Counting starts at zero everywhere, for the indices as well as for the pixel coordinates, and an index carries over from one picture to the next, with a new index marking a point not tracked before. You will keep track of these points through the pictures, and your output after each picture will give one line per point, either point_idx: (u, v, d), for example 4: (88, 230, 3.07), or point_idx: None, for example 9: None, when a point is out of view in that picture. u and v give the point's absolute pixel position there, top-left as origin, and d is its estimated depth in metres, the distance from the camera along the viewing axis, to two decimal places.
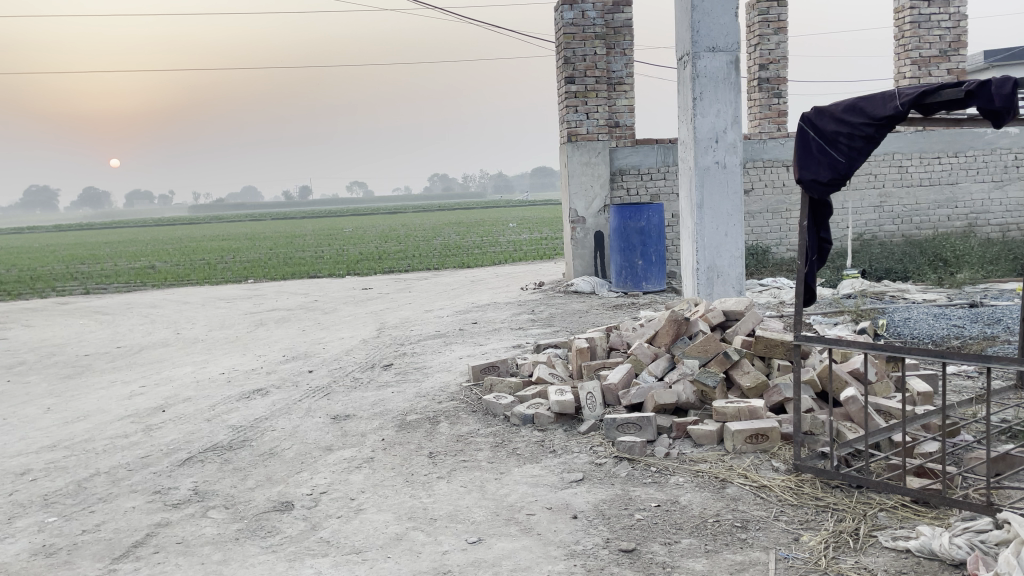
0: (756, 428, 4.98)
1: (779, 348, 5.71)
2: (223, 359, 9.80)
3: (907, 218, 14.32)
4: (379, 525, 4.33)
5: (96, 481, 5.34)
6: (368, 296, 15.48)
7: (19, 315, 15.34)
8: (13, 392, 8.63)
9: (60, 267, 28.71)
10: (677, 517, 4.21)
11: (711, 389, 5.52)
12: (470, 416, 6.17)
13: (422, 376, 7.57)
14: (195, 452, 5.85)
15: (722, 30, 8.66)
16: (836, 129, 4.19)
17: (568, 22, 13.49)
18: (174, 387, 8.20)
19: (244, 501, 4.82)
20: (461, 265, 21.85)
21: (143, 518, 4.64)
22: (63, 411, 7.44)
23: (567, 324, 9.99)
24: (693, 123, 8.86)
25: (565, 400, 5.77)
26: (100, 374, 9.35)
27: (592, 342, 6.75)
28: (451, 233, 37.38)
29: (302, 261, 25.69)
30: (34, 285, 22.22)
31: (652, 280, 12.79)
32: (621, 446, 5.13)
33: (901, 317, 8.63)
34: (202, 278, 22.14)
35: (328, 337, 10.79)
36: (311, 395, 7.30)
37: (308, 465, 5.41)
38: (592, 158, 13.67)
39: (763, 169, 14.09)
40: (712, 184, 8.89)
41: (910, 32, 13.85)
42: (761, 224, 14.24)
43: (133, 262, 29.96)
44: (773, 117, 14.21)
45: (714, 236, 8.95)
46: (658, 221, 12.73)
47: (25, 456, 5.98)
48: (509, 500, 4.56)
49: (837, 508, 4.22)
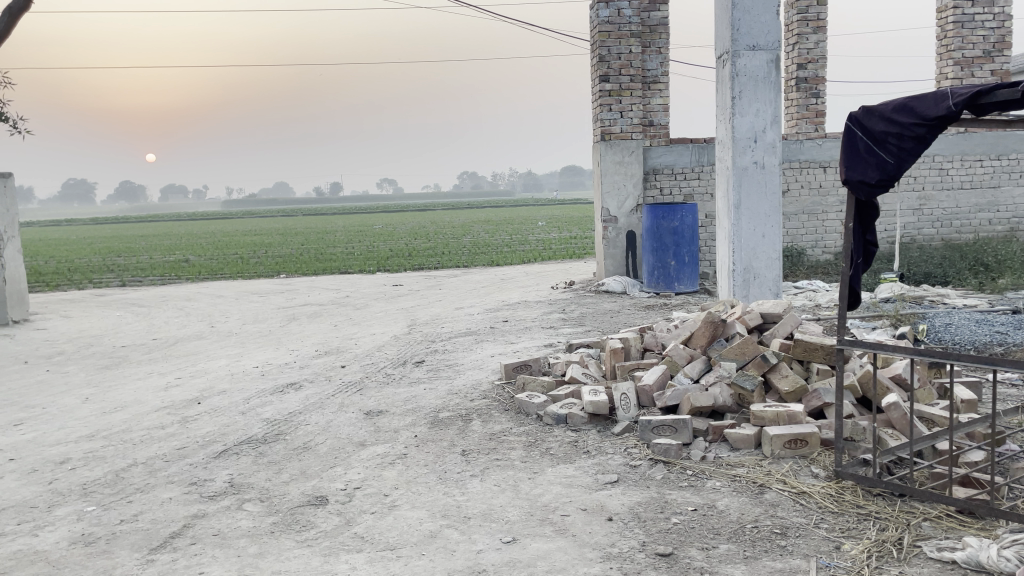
0: (796, 433, 4.89)
1: (818, 352, 5.62)
2: (256, 353, 9.88)
3: (947, 221, 14.04)
4: (413, 522, 4.32)
5: (134, 471, 5.40)
6: (399, 292, 15.53)
7: (58, 306, 15.62)
8: (52, 381, 8.78)
9: (97, 260, 29.21)
10: (714, 522, 4.15)
11: (749, 392, 5.44)
12: (503, 415, 6.14)
13: (455, 373, 7.56)
14: (230, 444, 5.89)
15: (763, 28, 8.55)
16: (884, 129, 4.10)
17: (603, 20, 13.41)
18: (209, 380, 8.29)
19: (280, 495, 4.84)
20: (491, 262, 21.86)
21: (179, 510, 4.67)
22: (101, 402, 7.55)
23: (599, 324, 9.93)
24: (731, 122, 8.75)
25: (599, 400, 5.72)
26: (136, 366, 9.47)
27: (626, 343, 6.69)
28: (480, 232, 37.41)
29: (333, 257, 25.85)
30: (72, 276, 22.62)
31: (684, 281, 12.68)
32: (657, 448, 5.07)
33: (943, 322, 8.44)
34: (235, 272, 22.37)
35: (359, 333, 10.83)
36: (343, 390, 7.33)
37: (342, 460, 5.43)
38: (625, 157, 13.56)
39: (799, 170, 13.90)
40: (750, 184, 8.78)
41: (953, 32, 13.56)
42: (796, 226, 14.05)
43: (168, 255, 30.37)
44: (810, 118, 14.02)
45: (751, 237, 8.83)
46: (692, 221, 12.61)
47: (64, 445, 6.07)
48: (543, 501, 4.53)
49: (879, 517, 4.13)
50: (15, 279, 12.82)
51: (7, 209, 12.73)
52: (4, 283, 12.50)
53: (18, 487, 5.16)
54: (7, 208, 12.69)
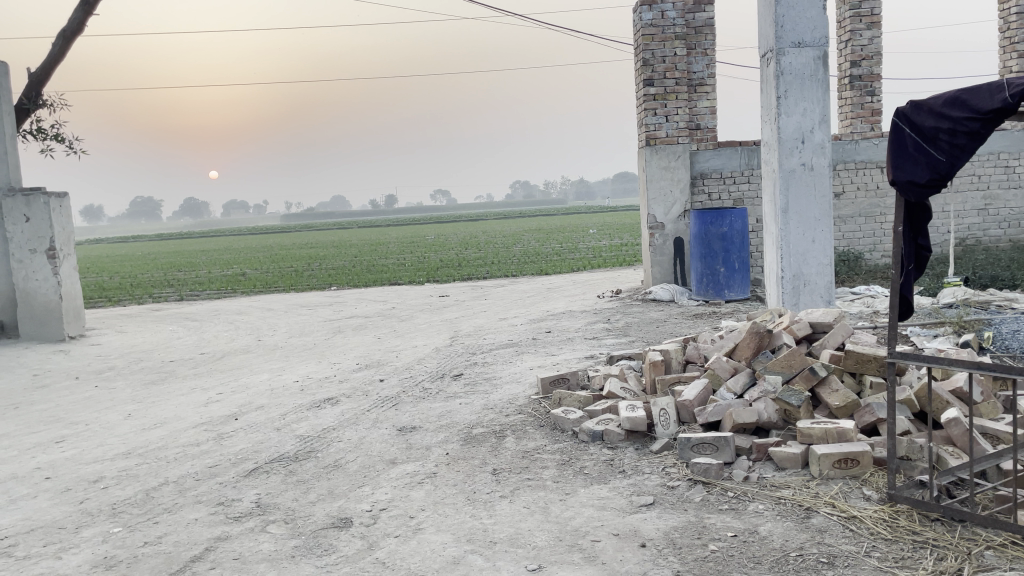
0: (846, 452, 4.56)
1: (871, 364, 5.28)
2: (298, 367, 9.85)
3: (1015, 221, 13.34)
4: (436, 547, 4.15)
5: (164, 490, 5.36)
6: (444, 303, 15.44)
7: (115, 321, 15.94)
8: (98, 397, 8.86)
9: (157, 275, 29.92)
10: (755, 549, 3.87)
11: (795, 408, 5.11)
12: (538, 431, 5.93)
13: (491, 387, 7.38)
14: (262, 463, 5.81)
15: (809, 24, 8.21)
16: (935, 124, 3.77)
17: (646, 23, 13.15)
18: (249, 395, 8.28)
19: (304, 516, 4.73)
20: (540, 271, 21.67)
21: (203, 532, 4.59)
22: (142, 418, 7.59)
23: (643, 334, 9.64)
24: (777, 123, 8.40)
25: (637, 416, 5.47)
26: (180, 381, 9.53)
27: (667, 355, 6.42)
28: (530, 241, 37.25)
29: (383, 269, 25.99)
30: (132, 291, 23.16)
31: (734, 288, 12.29)
32: (696, 468, 4.80)
33: (1011, 328, 7.91)
34: (288, 285, 22.60)
35: (401, 345, 10.74)
36: (379, 405, 7.22)
37: (370, 479, 5.29)
38: (671, 162, 13.26)
39: (855, 171, 13.38)
40: (798, 187, 8.40)
41: (1017, 23, 12.88)
42: (853, 229, 13.54)
43: (226, 269, 31.01)
44: (866, 116, 13.47)
45: (800, 242, 8.46)
46: (741, 226, 12.22)
47: (99, 463, 6.08)
48: (573, 525, 4.30)
49: (937, 545, 3.80)
50: (71, 296, 13.13)
51: (63, 228, 13.04)
52: (60, 300, 12.78)
53: (49, 507, 5.16)
54: (62, 227, 12.99)
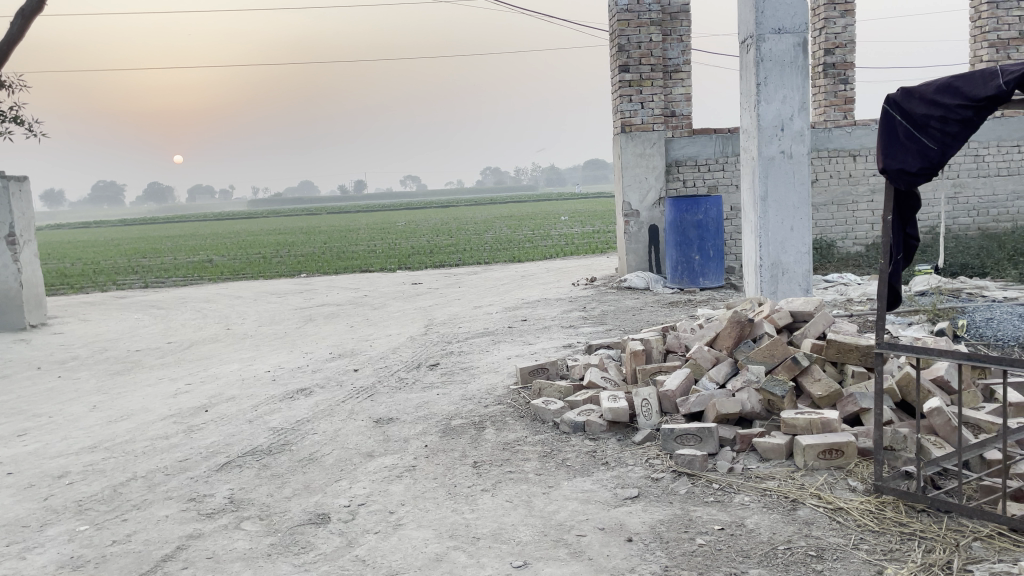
0: (831, 442, 4.53)
1: (853, 353, 5.26)
2: (269, 357, 9.63)
3: (983, 209, 13.49)
4: (418, 543, 4.04)
5: (132, 486, 5.18)
6: (417, 291, 15.26)
7: (77, 309, 15.50)
8: (61, 388, 8.60)
9: (122, 261, 29.24)
10: (743, 543, 3.82)
11: (779, 399, 5.06)
12: (518, 422, 5.84)
13: (469, 377, 7.26)
14: (234, 456, 5.65)
15: (789, 10, 8.15)
16: (927, 112, 3.71)
17: (622, 8, 13.03)
18: (219, 386, 8.07)
19: (280, 512, 4.59)
20: (513, 258, 21.52)
21: (174, 529, 4.43)
22: (108, 410, 7.36)
23: (620, 322, 9.58)
24: (756, 110, 8.36)
25: (619, 407, 5.40)
26: (147, 371, 9.28)
27: (647, 345, 6.35)
28: (502, 228, 37.06)
29: (354, 256, 25.63)
30: (96, 278, 22.59)
31: (709, 276, 12.30)
32: (681, 460, 4.74)
33: (984, 316, 7.98)
34: (257, 272, 22.20)
35: (375, 334, 10.57)
36: (354, 396, 7.07)
37: (348, 473, 5.16)
38: (647, 149, 13.19)
39: (827, 159, 13.44)
40: (777, 175, 8.38)
41: (988, 13, 12.98)
42: (825, 216, 13.60)
43: (192, 255, 30.45)
44: (839, 104, 13.53)
45: (778, 230, 8.44)
46: (716, 214, 12.21)
47: (64, 458, 5.87)
48: (557, 519, 4.22)
49: (925, 537, 3.77)
50: (32, 284, 12.73)
51: (23, 214, 12.63)
52: (20, 288, 12.39)
53: (12, 505, 4.96)
54: (22, 212, 12.57)
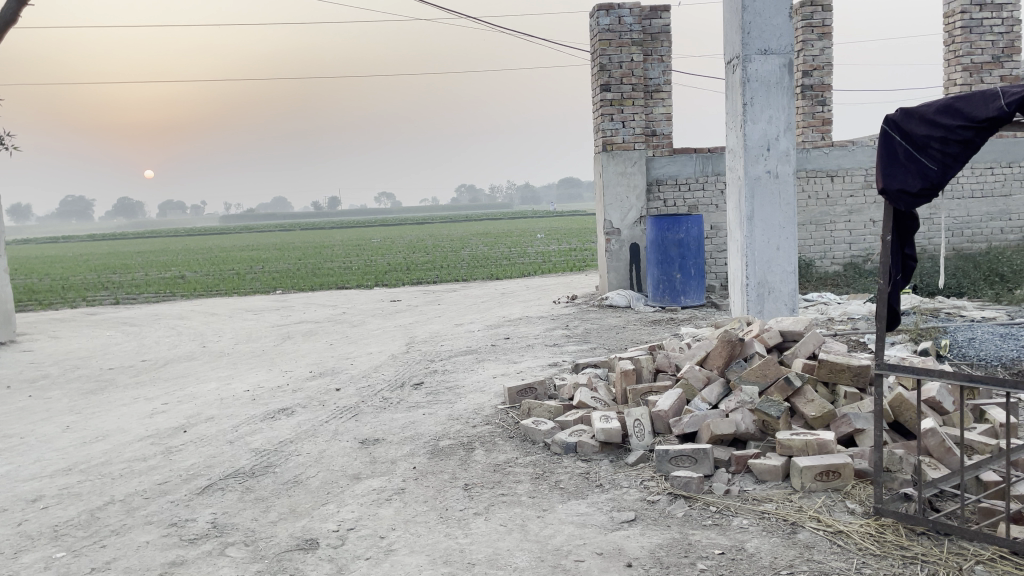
0: (827, 464, 4.49)
1: (844, 374, 5.26)
2: (248, 375, 9.44)
3: (958, 230, 13.67)
4: (411, 570, 3.92)
5: (110, 510, 5.00)
6: (396, 308, 15.12)
7: (47, 326, 15.13)
8: (33, 408, 8.35)
9: (92, 276, 28.76)
10: (745, 568, 3.75)
11: (774, 419, 5.02)
12: (508, 443, 5.74)
13: (455, 397, 7.15)
14: (216, 479, 5.48)
15: (775, 32, 8.22)
16: (927, 133, 3.72)
17: (604, 28, 13.12)
18: (196, 405, 7.87)
19: (266, 538, 4.44)
20: (492, 276, 21.49)
21: (156, 556, 4.27)
22: (81, 430, 7.14)
23: (604, 341, 9.54)
24: (743, 130, 8.40)
25: (611, 428, 5.32)
26: (122, 390, 9.04)
27: (638, 364, 6.29)
28: (478, 245, 37.02)
29: (330, 272, 25.42)
30: (66, 294, 22.15)
31: (690, 295, 12.31)
32: (677, 482, 4.68)
33: (966, 336, 8.05)
34: (232, 288, 21.90)
35: (355, 352, 10.42)
36: (338, 416, 6.92)
37: (334, 496, 5.02)
38: (628, 167, 13.22)
39: (806, 180, 13.59)
40: (763, 195, 8.41)
41: (961, 37, 13.22)
42: (804, 236, 13.72)
43: (164, 271, 29.98)
44: (817, 126, 13.64)
45: (765, 249, 8.46)
46: (697, 233, 12.25)
47: (37, 481, 5.66)
48: (554, 543, 4.13)
49: (927, 561, 3.73)
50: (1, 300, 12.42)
51: None
52: None
53: None
54: None
